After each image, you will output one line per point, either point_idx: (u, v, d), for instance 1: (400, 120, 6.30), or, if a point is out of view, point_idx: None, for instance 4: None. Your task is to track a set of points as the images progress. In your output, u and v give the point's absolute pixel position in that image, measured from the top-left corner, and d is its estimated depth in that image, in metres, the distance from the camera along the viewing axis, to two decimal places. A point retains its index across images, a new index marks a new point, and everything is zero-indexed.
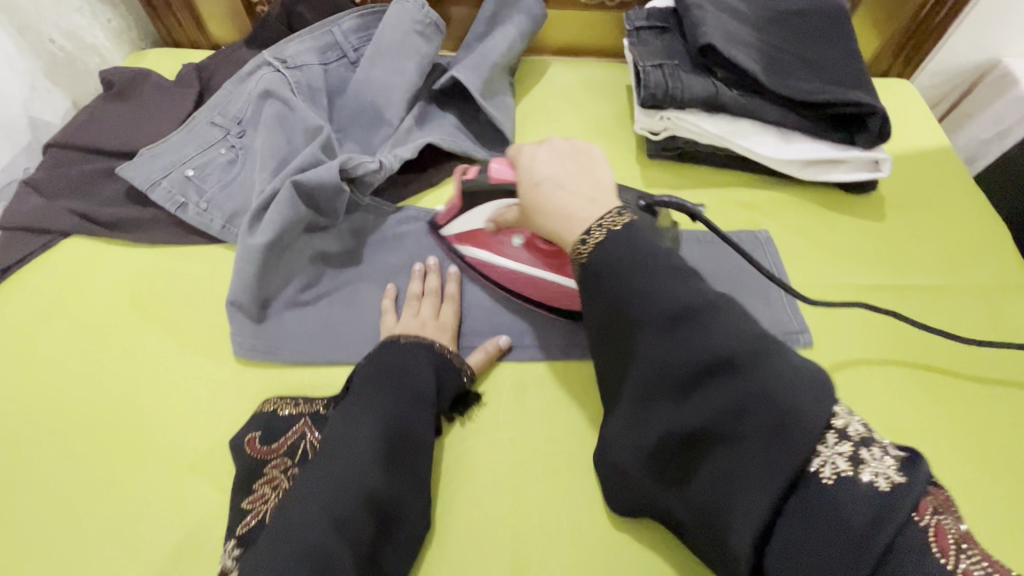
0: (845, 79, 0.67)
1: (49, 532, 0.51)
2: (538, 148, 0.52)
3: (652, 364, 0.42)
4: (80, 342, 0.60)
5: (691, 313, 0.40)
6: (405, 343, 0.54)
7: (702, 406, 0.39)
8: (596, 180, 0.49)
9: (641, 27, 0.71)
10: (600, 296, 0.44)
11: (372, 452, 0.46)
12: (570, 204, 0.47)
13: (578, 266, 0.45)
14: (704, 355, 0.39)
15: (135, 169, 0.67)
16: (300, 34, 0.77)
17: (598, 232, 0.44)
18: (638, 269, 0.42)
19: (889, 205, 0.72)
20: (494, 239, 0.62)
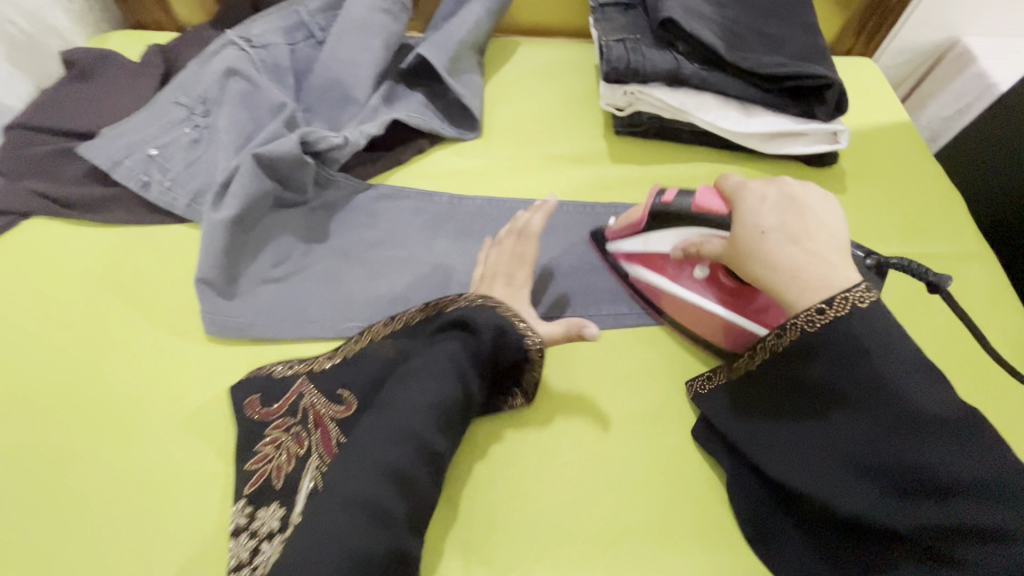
0: (803, 54, 0.68)
1: (12, 512, 0.50)
2: (766, 190, 0.49)
3: (877, 464, 0.43)
4: (42, 322, 0.59)
5: (904, 412, 0.42)
6: (468, 309, 0.53)
7: (896, 489, 0.43)
8: (833, 238, 0.47)
9: (605, 4, 0.72)
10: (780, 362, 0.47)
11: (427, 415, 0.48)
12: (803, 261, 0.45)
13: (795, 333, 0.45)
14: (962, 475, 0.40)
15: (95, 149, 0.66)
16: (266, 14, 0.77)
17: (845, 305, 0.43)
18: (875, 370, 0.42)
19: (851, 177, 0.74)
20: (671, 266, 0.59)
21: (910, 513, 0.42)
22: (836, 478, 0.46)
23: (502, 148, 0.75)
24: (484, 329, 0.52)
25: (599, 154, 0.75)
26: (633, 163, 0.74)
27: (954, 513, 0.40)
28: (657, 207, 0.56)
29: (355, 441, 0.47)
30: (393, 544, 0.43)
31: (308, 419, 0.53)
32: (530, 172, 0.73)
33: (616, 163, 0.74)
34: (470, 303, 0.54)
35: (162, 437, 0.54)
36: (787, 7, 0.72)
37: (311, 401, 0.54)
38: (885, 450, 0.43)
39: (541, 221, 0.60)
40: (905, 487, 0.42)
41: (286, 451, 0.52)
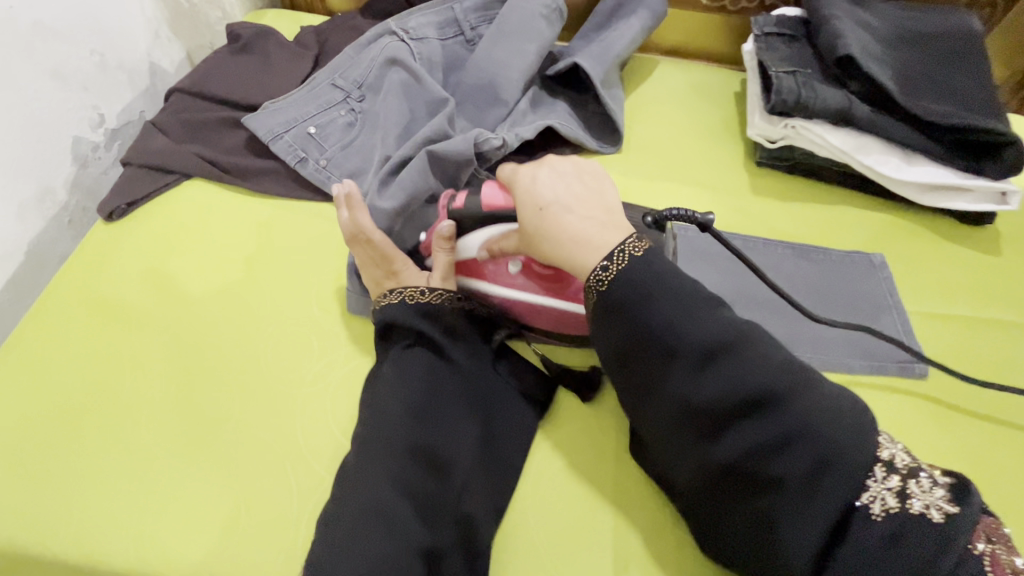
0: (980, 106, 0.65)
1: (165, 455, 0.53)
2: (536, 171, 0.51)
3: (695, 403, 0.42)
4: (200, 279, 0.62)
5: (725, 349, 0.42)
6: (388, 309, 0.54)
7: (738, 440, 0.41)
8: (607, 200, 0.49)
9: (769, 33, 0.71)
10: (626, 326, 0.44)
11: (405, 412, 0.50)
12: (582, 226, 0.47)
13: (594, 296, 0.46)
14: (759, 388, 0.40)
15: (258, 122, 0.69)
16: (424, 8, 0.79)
17: (623, 257, 0.45)
18: (656, 298, 0.44)
19: (1005, 240, 0.70)
20: (490, 268, 0.58)
21: (735, 442, 0.41)
22: (670, 434, 0.45)
23: (638, 167, 0.74)
24: (418, 335, 0.53)
25: (738, 184, 0.73)
26: (774, 197, 0.72)
27: (769, 431, 0.40)
28: (454, 212, 0.56)
29: (361, 438, 0.49)
30: (409, 542, 0.45)
31: None
32: (666, 193, 0.72)
33: (755, 195, 0.72)
34: (382, 303, 0.54)
35: (299, 408, 0.55)
36: (964, 54, 0.69)
37: None
38: (695, 393, 0.42)
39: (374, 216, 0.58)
40: (719, 421, 0.42)
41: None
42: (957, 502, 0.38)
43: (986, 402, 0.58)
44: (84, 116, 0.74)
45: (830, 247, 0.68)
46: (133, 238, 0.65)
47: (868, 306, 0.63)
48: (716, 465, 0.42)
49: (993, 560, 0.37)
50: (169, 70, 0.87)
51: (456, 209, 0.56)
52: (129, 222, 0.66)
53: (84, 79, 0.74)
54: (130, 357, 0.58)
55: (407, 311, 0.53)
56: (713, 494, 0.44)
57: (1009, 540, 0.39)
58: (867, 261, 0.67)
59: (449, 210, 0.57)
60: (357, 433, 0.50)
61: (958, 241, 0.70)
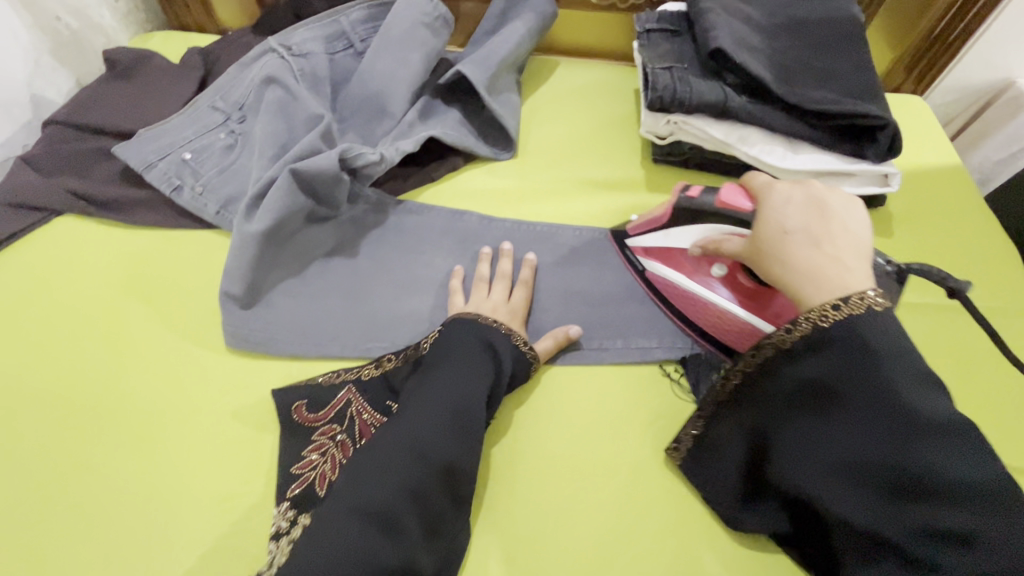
0: (857, 91, 0.65)
1: (27, 509, 0.51)
2: (791, 191, 0.49)
3: (867, 463, 0.40)
4: (70, 319, 0.59)
5: (924, 429, 0.38)
6: (486, 329, 0.55)
7: (907, 519, 0.39)
8: (856, 240, 0.45)
9: (651, 29, 0.70)
10: (794, 368, 0.43)
11: (444, 425, 0.48)
12: (823, 263, 0.44)
13: (810, 328, 0.42)
14: (949, 480, 0.37)
15: (130, 151, 0.66)
16: (308, 22, 0.76)
17: (860, 304, 0.41)
18: (875, 360, 0.40)
19: (897, 221, 0.71)
20: (694, 266, 0.59)
21: (904, 520, 0.39)
22: (812, 478, 0.43)
23: (536, 171, 0.73)
24: (502, 367, 0.54)
25: (635, 181, 0.73)
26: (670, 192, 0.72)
27: (949, 518, 0.37)
28: (683, 200, 0.58)
29: (395, 445, 0.47)
30: (406, 557, 0.43)
31: (355, 428, 0.53)
32: (564, 196, 0.71)
33: (652, 191, 0.72)
34: (482, 320, 0.56)
35: (174, 450, 0.53)
36: (844, 39, 0.69)
37: (358, 410, 0.54)
38: (878, 455, 0.40)
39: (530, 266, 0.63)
40: (901, 496, 0.39)
41: (331, 459, 0.51)
42: None
43: None
44: None
45: None
46: None
47: None
48: (861, 530, 0.41)
49: None
50: (55, 100, 0.83)
51: (688, 198, 0.58)
52: None
53: None
54: None
55: (510, 348, 0.55)
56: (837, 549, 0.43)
57: None
58: None
59: (678, 199, 0.59)
60: (401, 440, 0.47)
61: None
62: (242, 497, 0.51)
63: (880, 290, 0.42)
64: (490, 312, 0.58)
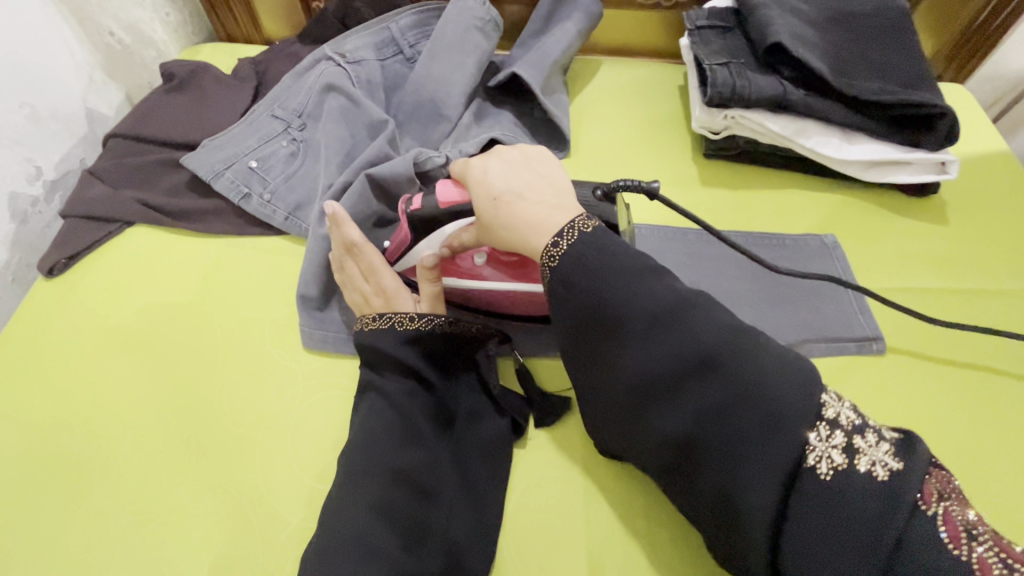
0: (912, 81, 0.66)
1: (124, 513, 0.52)
2: (486, 163, 0.51)
3: (654, 371, 0.42)
4: (149, 328, 0.61)
5: (665, 318, 0.42)
6: (364, 335, 0.53)
7: (687, 408, 0.41)
8: (554, 183, 0.49)
9: (702, 26, 0.71)
10: (566, 307, 0.45)
11: (379, 449, 0.48)
12: (538, 212, 0.47)
13: (547, 273, 0.45)
14: (693, 355, 0.41)
15: (198, 161, 0.67)
16: (359, 30, 0.78)
17: (572, 233, 0.45)
18: (607, 268, 0.43)
19: (951, 209, 0.72)
20: (455, 263, 0.60)
21: (688, 410, 0.41)
22: (633, 405, 0.44)
23: (588, 169, 0.74)
24: (394, 363, 0.52)
25: (687, 176, 0.74)
26: (724, 186, 0.72)
27: (717, 390, 0.40)
28: (411, 215, 0.57)
29: (344, 483, 0.47)
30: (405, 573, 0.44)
31: None
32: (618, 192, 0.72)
33: (705, 186, 0.73)
34: (367, 326, 0.54)
35: (262, 452, 0.54)
36: (894, 30, 0.70)
37: None
38: (654, 362, 0.42)
39: (342, 228, 0.57)
40: (677, 388, 0.41)
41: None
42: (906, 460, 0.37)
43: (947, 369, 0.59)
44: (19, 171, 0.72)
45: (785, 232, 0.69)
46: (77, 292, 0.63)
47: (821, 286, 0.64)
48: (673, 436, 0.41)
49: (950, 524, 0.35)
50: (108, 114, 0.85)
51: (414, 212, 0.57)
52: (73, 276, 0.64)
53: (15, 133, 0.71)
54: (81, 420, 0.56)
55: (388, 338, 0.53)
56: (677, 471, 0.43)
57: (960, 496, 0.37)
58: (820, 242, 0.67)
59: (408, 215, 0.57)
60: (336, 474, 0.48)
61: (907, 214, 0.71)
62: None
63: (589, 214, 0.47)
64: (367, 304, 0.57)
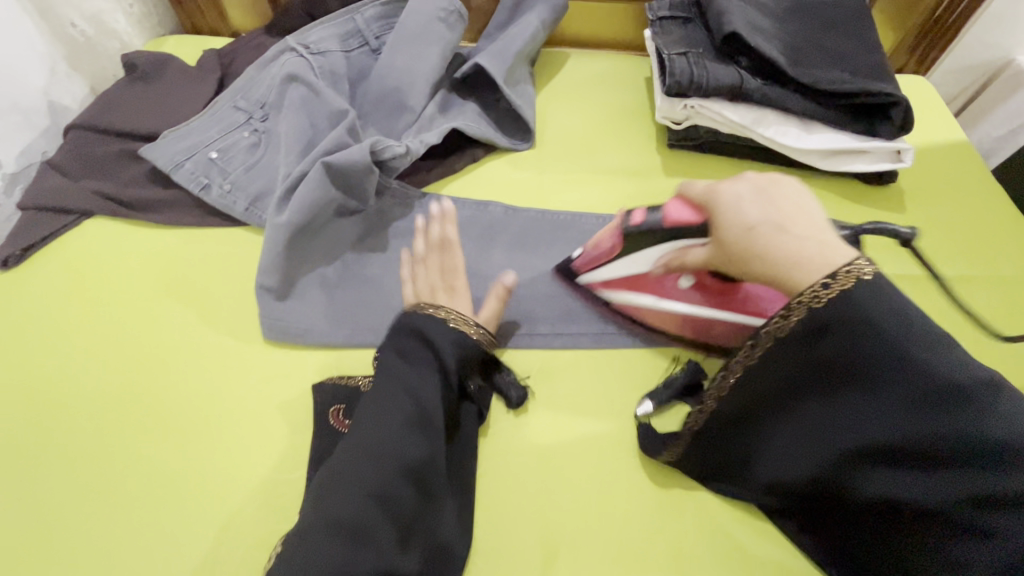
0: (867, 70, 0.67)
1: (77, 503, 0.51)
2: (738, 188, 0.47)
3: (903, 441, 0.40)
4: (107, 318, 0.60)
5: (959, 395, 0.38)
6: (417, 318, 0.54)
7: (944, 485, 0.39)
8: (812, 215, 0.45)
9: (663, 17, 0.71)
10: (805, 353, 0.42)
11: (395, 432, 0.48)
12: (808, 247, 0.43)
13: (801, 313, 0.41)
14: (1000, 442, 0.37)
15: (157, 151, 0.67)
16: (323, 21, 0.77)
17: (848, 279, 0.40)
18: (860, 324, 0.40)
19: (909, 197, 0.73)
20: (659, 282, 0.58)
21: (948, 488, 0.39)
22: (836, 455, 0.43)
23: (554, 159, 0.74)
24: (423, 354, 0.52)
25: (652, 166, 0.74)
26: (687, 176, 0.73)
27: (1004, 486, 0.37)
28: (626, 228, 0.57)
29: (356, 457, 0.47)
30: (383, 559, 0.44)
31: None
32: (584, 182, 0.72)
33: (669, 176, 0.73)
34: (423, 310, 0.54)
35: (221, 442, 0.54)
36: (851, 21, 0.71)
37: None
38: (907, 429, 0.40)
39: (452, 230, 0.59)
40: (938, 464, 0.39)
41: None
42: None
43: None
44: None
45: None
46: (34, 283, 0.62)
47: None
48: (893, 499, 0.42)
49: None
50: (71, 107, 0.84)
51: (632, 225, 0.56)
52: (30, 268, 0.63)
53: None
54: (37, 412, 0.55)
55: (439, 327, 0.53)
56: (885, 526, 0.43)
57: None
58: None
59: (621, 227, 0.57)
60: (340, 452, 0.48)
61: (866, 202, 0.72)
62: (289, 483, 0.52)
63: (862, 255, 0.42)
64: (430, 295, 0.56)
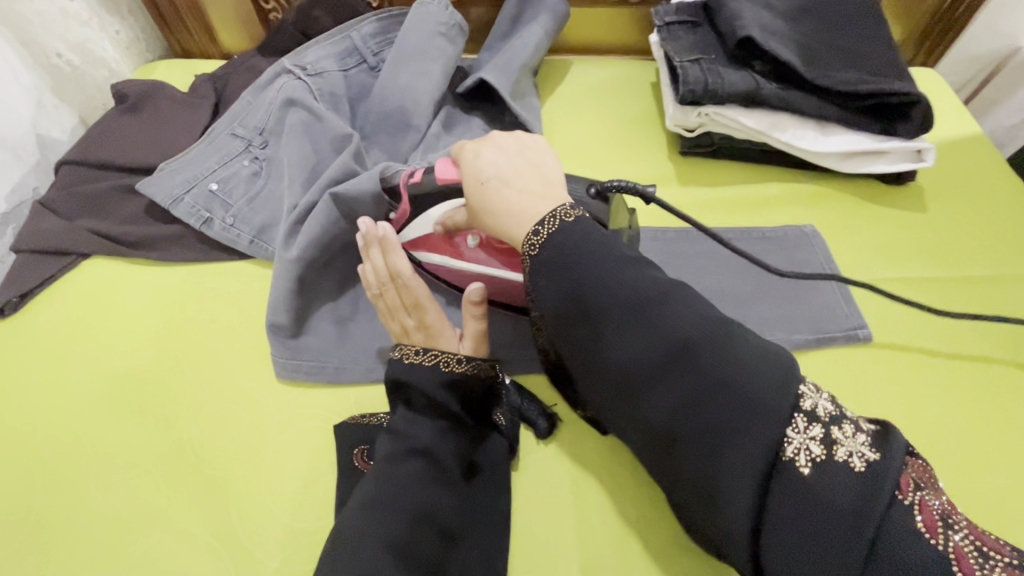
0: (884, 69, 0.65)
1: (91, 565, 0.49)
2: (481, 147, 0.52)
3: (635, 359, 0.40)
4: (113, 364, 0.58)
5: (647, 302, 0.41)
6: (405, 370, 0.50)
7: (668, 396, 0.39)
8: (545, 173, 0.49)
9: (671, 23, 0.70)
10: (556, 286, 0.43)
11: (415, 480, 0.45)
12: (523, 202, 0.47)
13: (529, 260, 0.45)
14: (680, 339, 0.39)
15: (155, 185, 0.64)
16: (320, 40, 0.75)
17: (554, 221, 0.45)
18: (578, 255, 0.43)
19: (928, 196, 0.71)
20: (448, 241, 0.58)
21: (669, 397, 0.39)
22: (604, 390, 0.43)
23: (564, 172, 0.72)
24: (428, 406, 0.48)
25: (665, 175, 0.72)
26: (703, 184, 0.71)
27: (702, 381, 0.38)
28: (411, 189, 0.56)
29: (373, 506, 0.44)
30: None
31: None
32: None
33: (683, 185, 0.71)
34: (408, 359, 0.50)
35: (238, 493, 0.51)
36: (864, 18, 0.69)
37: None
38: (634, 349, 0.40)
39: (398, 253, 0.54)
40: (651, 377, 0.40)
41: None
42: (882, 449, 0.35)
43: (934, 361, 0.58)
44: None
45: (760, 225, 0.68)
46: (33, 332, 0.60)
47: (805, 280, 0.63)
48: (651, 420, 0.40)
49: (926, 513, 0.33)
50: (61, 139, 0.81)
51: (414, 185, 0.56)
52: (29, 314, 0.61)
53: None
54: (44, 469, 0.53)
55: (429, 376, 0.49)
56: (658, 455, 0.41)
57: (935, 482, 0.36)
58: (800, 232, 0.67)
59: (407, 189, 0.57)
60: (351, 510, 0.44)
61: (886, 203, 0.70)
62: (314, 532, 0.50)
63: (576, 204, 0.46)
64: (410, 341, 0.53)
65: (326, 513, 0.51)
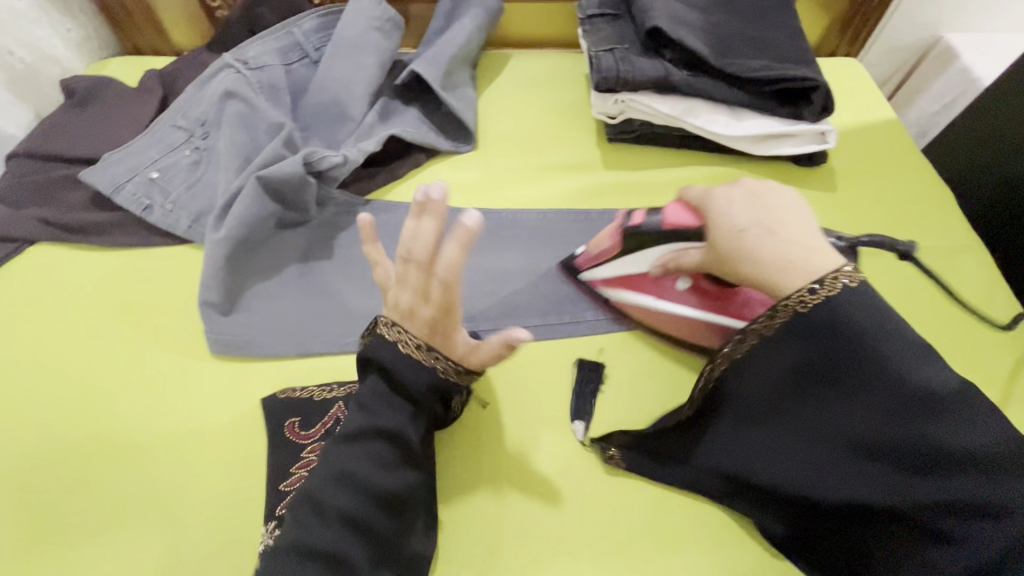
0: (790, 56, 0.69)
1: (28, 529, 0.52)
2: (733, 193, 0.51)
3: (867, 443, 0.43)
4: (55, 344, 0.61)
5: (938, 401, 0.41)
6: (391, 353, 0.48)
7: (889, 488, 0.43)
8: (803, 223, 0.49)
9: (593, 15, 0.73)
10: (786, 355, 0.45)
11: (375, 459, 0.46)
12: (790, 253, 0.46)
13: (787, 314, 0.44)
14: (955, 450, 0.40)
15: (97, 174, 0.67)
16: (262, 36, 0.78)
17: (834, 283, 0.43)
18: (844, 333, 0.43)
19: (839, 176, 0.76)
20: (656, 283, 0.59)
21: (907, 494, 0.42)
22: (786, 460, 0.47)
23: (497, 159, 0.76)
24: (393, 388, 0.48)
25: (592, 160, 0.76)
26: (627, 168, 0.75)
27: (957, 489, 0.40)
28: (629, 229, 0.58)
29: (336, 482, 0.45)
30: None
31: None
32: (524, 180, 0.74)
33: (608, 169, 0.75)
34: (388, 339, 0.48)
35: (171, 460, 0.55)
36: (774, 9, 0.73)
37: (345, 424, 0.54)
38: (882, 434, 0.42)
39: (459, 251, 0.45)
40: (916, 472, 0.42)
41: None
42: None
43: None
44: None
45: None
46: None
47: None
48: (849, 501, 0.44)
49: None
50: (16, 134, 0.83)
51: (633, 226, 0.58)
52: None
53: None
54: None
55: (400, 362, 0.48)
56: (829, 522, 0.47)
57: None
58: None
59: (623, 228, 0.59)
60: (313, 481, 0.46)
61: (799, 184, 0.74)
62: (240, 492, 0.53)
63: (850, 265, 0.45)
64: (409, 317, 0.48)
65: (253, 476, 0.54)
